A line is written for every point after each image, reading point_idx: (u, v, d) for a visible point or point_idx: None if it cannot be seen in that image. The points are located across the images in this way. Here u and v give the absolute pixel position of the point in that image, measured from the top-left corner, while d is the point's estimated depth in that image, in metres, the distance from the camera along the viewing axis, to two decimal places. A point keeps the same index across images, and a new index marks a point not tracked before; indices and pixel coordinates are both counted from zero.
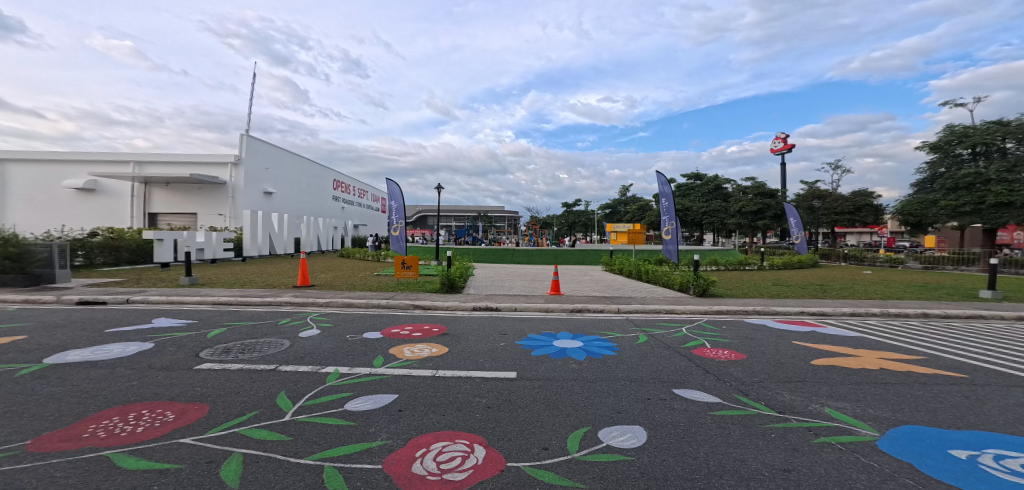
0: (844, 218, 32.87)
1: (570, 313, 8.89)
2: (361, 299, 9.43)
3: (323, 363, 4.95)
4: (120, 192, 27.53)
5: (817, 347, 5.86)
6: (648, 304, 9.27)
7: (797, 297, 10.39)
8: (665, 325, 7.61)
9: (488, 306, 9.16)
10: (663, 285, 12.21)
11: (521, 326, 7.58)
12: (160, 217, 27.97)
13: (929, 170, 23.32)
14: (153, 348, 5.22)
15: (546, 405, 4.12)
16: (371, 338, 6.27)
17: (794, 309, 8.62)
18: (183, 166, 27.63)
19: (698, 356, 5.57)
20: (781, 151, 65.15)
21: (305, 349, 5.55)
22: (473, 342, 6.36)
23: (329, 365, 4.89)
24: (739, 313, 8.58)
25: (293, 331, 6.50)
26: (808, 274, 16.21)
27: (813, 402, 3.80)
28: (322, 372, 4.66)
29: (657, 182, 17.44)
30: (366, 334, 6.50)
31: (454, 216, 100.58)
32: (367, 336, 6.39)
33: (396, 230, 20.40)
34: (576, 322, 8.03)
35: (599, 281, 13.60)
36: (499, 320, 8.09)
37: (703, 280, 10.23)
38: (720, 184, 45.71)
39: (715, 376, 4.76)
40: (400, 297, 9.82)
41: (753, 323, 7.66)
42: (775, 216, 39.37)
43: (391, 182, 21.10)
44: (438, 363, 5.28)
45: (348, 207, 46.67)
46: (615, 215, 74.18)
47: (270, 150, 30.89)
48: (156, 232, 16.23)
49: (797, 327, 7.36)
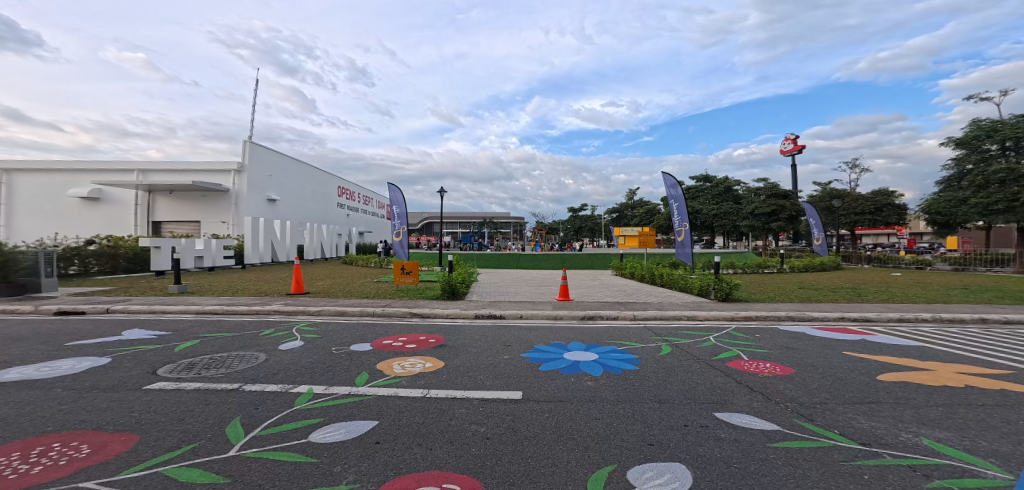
0: (865, 218, 31.51)
1: (581, 320, 8.13)
2: (356, 307, 8.75)
3: (297, 381, 4.27)
4: (125, 200, 27.51)
5: (876, 359, 5.13)
6: (667, 310, 8.46)
7: (832, 302, 9.50)
8: (689, 334, 6.80)
9: (492, 314, 8.43)
10: (681, 289, 11.37)
11: (528, 336, 6.81)
12: (164, 225, 27.78)
13: (955, 167, 22.16)
14: (108, 364, 4.58)
15: (559, 434, 3.38)
16: (360, 351, 5.59)
17: (833, 315, 7.80)
18: (186, 174, 27.51)
19: (737, 371, 4.80)
20: (790, 153, 63.96)
21: (281, 364, 4.86)
22: (473, 355, 5.63)
23: (303, 383, 4.21)
24: (770, 320, 7.77)
25: (273, 342, 5.83)
26: (835, 278, 15.22)
27: (903, 431, 3.23)
28: (293, 392, 3.98)
29: (666, 184, 16.64)
30: (355, 346, 5.82)
31: (459, 222, 100.31)
32: (354, 348, 5.69)
33: (399, 235, 19.84)
34: (588, 331, 7.24)
35: (611, 286, 12.79)
36: (504, 330, 7.32)
37: (726, 284, 9.36)
38: (730, 186, 44.60)
39: (761, 394, 4.02)
40: (397, 305, 9.13)
41: (789, 330, 6.83)
42: (789, 217, 38.25)
43: (393, 187, 20.61)
44: (431, 380, 4.57)
45: (352, 214, 46.43)
46: (622, 219, 72.98)
47: (274, 157, 30.79)
48: (153, 240, 15.85)
49: (842, 335, 6.53)
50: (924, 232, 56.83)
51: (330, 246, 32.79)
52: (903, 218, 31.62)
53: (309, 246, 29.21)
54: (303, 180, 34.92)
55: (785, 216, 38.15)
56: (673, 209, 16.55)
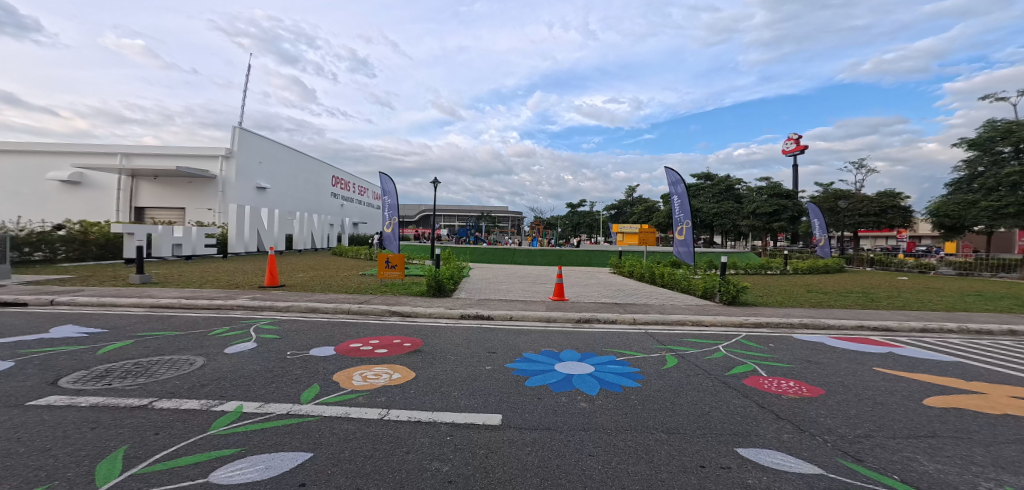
0: (869, 220, 30.91)
1: (576, 324, 7.40)
2: (329, 303, 7.97)
3: (224, 396, 3.56)
4: (107, 185, 26.49)
5: (916, 378, 4.41)
6: (669, 314, 7.75)
7: (845, 307, 8.81)
8: (695, 343, 6.08)
9: (479, 314, 7.67)
10: (683, 291, 10.68)
11: (516, 341, 6.06)
12: (147, 211, 26.82)
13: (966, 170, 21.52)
14: (5, 370, 3.85)
15: (542, 478, 2.63)
16: (319, 356, 4.84)
17: (850, 324, 7.11)
18: (171, 159, 26.50)
19: (756, 390, 4.08)
20: (793, 152, 63.12)
21: (217, 372, 4.12)
22: (450, 366, 4.87)
23: (231, 399, 3.50)
24: (783, 327, 7.07)
25: (220, 344, 5.08)
26: (841, 281, 14.56)
27: (980, 477, 2.50)
28: (216, 411, 3.29)
29: (670, 179, 15.90)
30: (314, 350, 5.08)
31: (457, 216, 99.49)
32: (311, 354, 4.92)
33: (389, 227, 19.03)
34: (582, 337, 6.51)
35: (608, 285, 12.10)
36: (489, 334, 6.55)
37: (733, 287, 8.65)
38: (731, 184, 43.83)
39: (791, 424, 3.29)
40: (375, 302, 8.37)
41: (806, 340, 6.12)
42: (792, 218, 37.80)
43: (385, 177, 19.71)
44: (393, 398, 3.83)
45: (347, 204, 45.44)
46: (621, 216, 72.36)
47: (264, 144, 29.74)
48: (125, 227, 15.15)
49: (867, 346, 5.81)
50: (923, 235, 56.37)
51: (321, 236, 31.89)
52: (908, 221, 30.97)
53: (298, 236, 28.34)
54: (295, 168, 33.92)
55: (787, 216, 37.52)
56: (675, 206, 15.77)
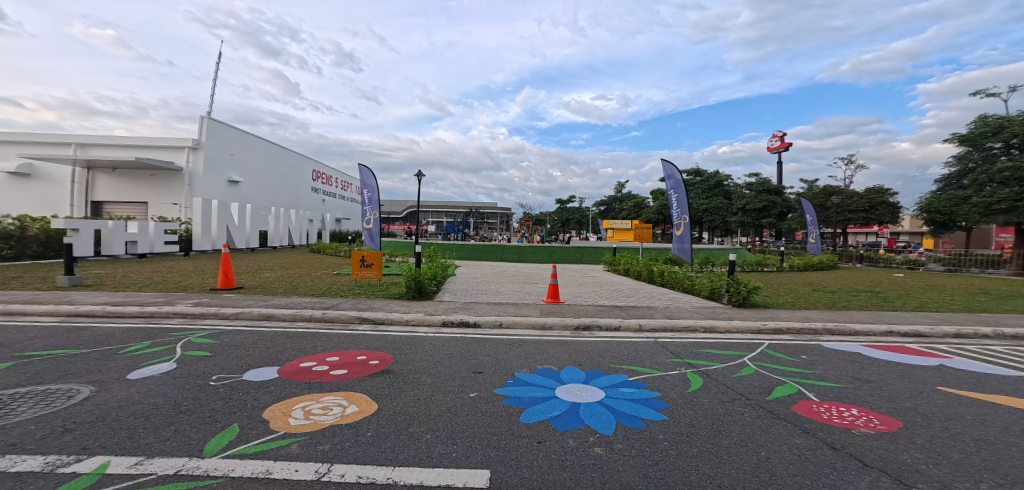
0: (858, 216, 31.09)
1: (573, 332, 6.48)
2: (288, 308, 6.83)
3: (89, 449, 2.51)
4: (59, 177, 24.33)
5: (996, 402, 3.63)
6: (677, 319, 6.90)
7: (862, 309, 8.15)
8: (715, 356, 5.22)
9: (463, 321, 6.65)
10: (685, 290, 9.88)
11: (506, 356, 5.09)
12: (105, 206, 24.73)
13: (958, 166, 21.56)
14: None
15: None
16: (257, 382, 3.77)
17: (879, 329, 6.39)
18: (132, 149, 24.54)
19: (816, 424, 3.21)
20: (778, 150, 63.76)
21: (102, 409, 3.04)
22: (425, 394, 3.88)
23: (97, 454, 2.45)
24: (805, 333, 6.31)
25: (127, 367, 3.97)
26: (841, 278, 14.09)
27: None
28: (63, 472, 2.25)
29: (666, 171, 15.11)
30: (253, 372, 4.01)
31: (444, 212, 98.01)
32: (247, 378, 3.84)
33: (369, 223, 17.76)
34: (584, 349, 5.57)
35: (605, 285, 11.27)
36: (475, 346, 5.56)
37: (745, 288, 7.85)
38: (720, 180, 43.79)
39: (887, 475, 2.42)
40: (344, 306, 7.25)
41: (839, 350, 5.35)
42: (780, 215, 37.89)
43: (364, 169, 18.40)
44: (344, 445, 2.83)
45: (328, 199, 43.63)
46: (610, 212, 72.17)
47: (236, 135, 27.91)
48: (68, 222, 13.55)
49: (913, 358, 5.05)
50: (902, 232, 57.81)
51: (299, 232, 30.24)
52: (897, 217, 31.14)
53: (273, 233, 26.74)
54: (271, 161, 32.08)
55: (775, 212, 37.57)
56: (672, 200, 14.99)
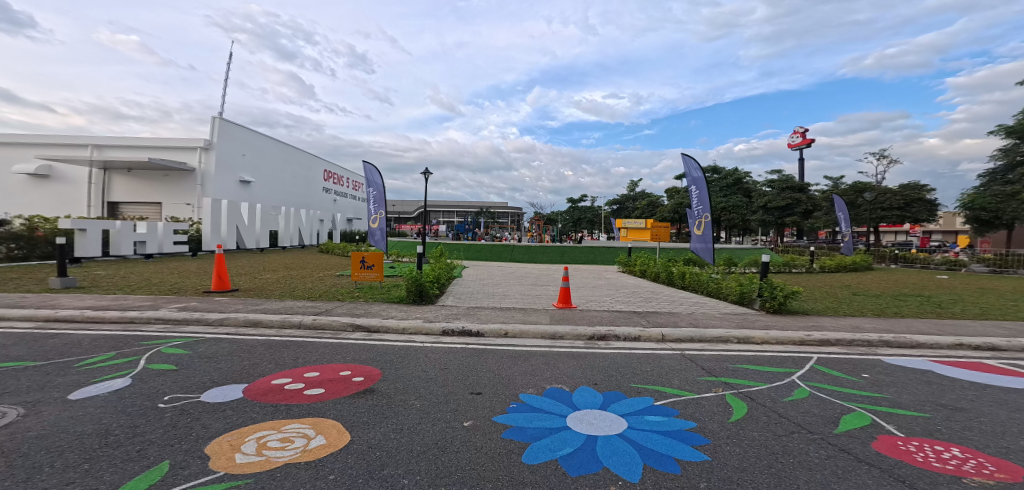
0: (892, 214, 29.42)
1: (588, 342, 5.77)
2: (279, 313, 6.33)
3: None
4: (77, 178, 24.78)
5: None
6: (706, 328, 6.11)
7: (917, 316, 7.20)
8: (757, 373, 4.45)
9: (465, 329, 6.02)
10: (709, 294, 9.06)
11: (509, 373, 4.43)
12: (121, 207, 25.09)
13: (1005, 159, 20.01)
14: None
15: None
16: (214, 404, 3.22)
17: (946, 342, 5.51)
18: (146, 150, 24.80)
19: (911, 470, 2.46)
20: (799, 146, 61.42)
21: (12, 440, 2.51)
22: (409, 423, 3.25)
23: None
24: (859, 347, 5.47)
25: (74, 384, 3.48)
26: (880, 280, 12.98)
27: None
28: None
29: (686, 166, 14.19)
30: (215, 390, 3.47)
31: (455, 212, 97.93)
32: (204, 399, 3.30)
33: (375, 222, 17.34)
34: (601, 364, 4.87)
35: (621, 287, 10.53)
36: (476, 359, 4.92)
37: (781, 293, 6.99)
38: (740, 177, 42.17)
39: None
40: (338, 311, 6.69)
41: (905, 368, 4.52)
42: (805, 213, 36.24)
43: (370, 167, 17.98)
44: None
45: (339, 199, 43.74)
46: (623, 211, 70.81)
47: (248, 135, 28.02)
48: (74, 222, 13.46)
49: (1000, 378, 4.20)
50: (935, 230, 54.88)
51: (309, 233, 30.22)
52: (934, 215, 29.27)
53: (283, 233, 26.72)
54: (282, 162, 32.18)
55: (798, 210, 35.99)
56: (693, 197, 14.09)
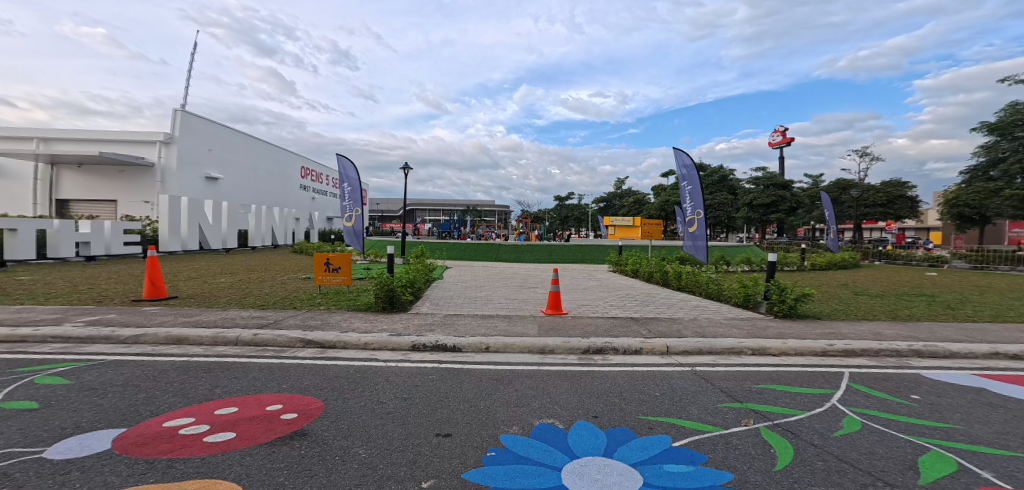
0: (876, 211, 29.99)
1: (581, 357, 4.95)
2: (216, 325, 5.31)
3: None
4: (20, 173, 22.61)
5: None
6: (714, 338, 5.38)
7: (934, 320, 6.67)
8: (787, 394, 3.73)
9: (438, 344, 5.10)
10: (708, 296, 8.40)
11: (490, 404, 3.56)
12: (72, 205, 23.11)
13: (986, 156, 20.27)
14: None
15: None
16: (58, 464, 2.23)
17: (981, 350, 4.94)
18: (100, 144, 22.84)
19: None
20: (780, 145, 62.54)
21: None
22: (344, 485, 2.30)
23: None
24: (889, 358, 4.83)
25: None
26: (875, 278, 12.70)
27: None
28: None
29: (678, 161, 13.56)
30: (68, 442, 2.46)
31: (442, 210, 96.53)
32: (46, 455, 2.30)
33: (349, 220, 16.17)
34: (599, 387, 4.03)
35: (614, 289, 9.84)
36: (449, 384, 4.01)
37: (793, 296, 6.31)
38: (725, 175, 42.32)
39: None
40: (290, 322, 5.71)
41: (954, 387, 3.89)
42: (790, 210, 36.66)
43: (345, 161, 16.81)
44: None
45: (319, 197, 42.02)
46: (610, 209, 70.83)
47: (215, 129, 26.21)
48: (3, 221, 11.95)
49: None
50: (909, 227, 56.63)
51: (283, 232, 28.65)
52: (915, 212, 29.79)
53: (254, 232, 25.16)
54: (254, 157, 30.43)
55: (783, 208, 36.34)
56: (685, 193, 13.47)
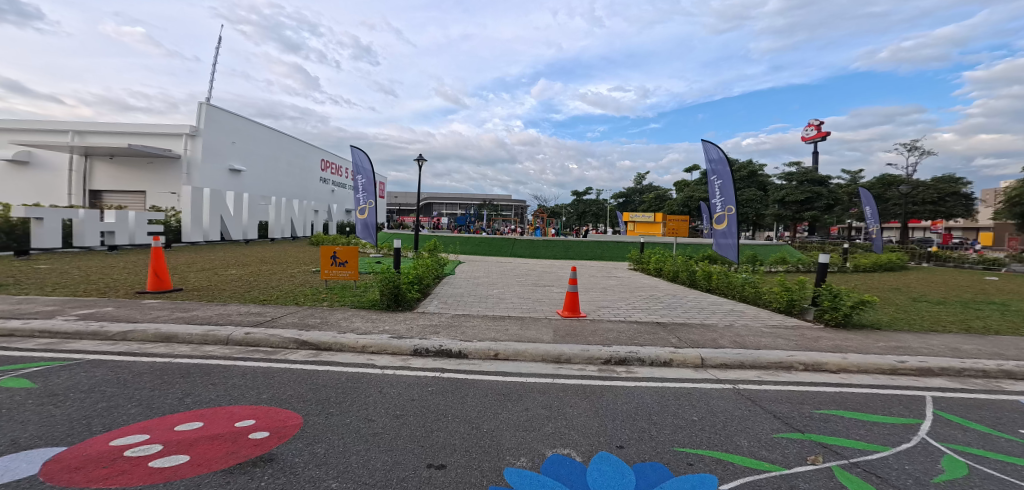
0: (925, 209, 27.88)
1: (601, 369, 4.36)
2: (208, 323, 4.98)
3: None
4: (57, 165, 23.58)
5: None
6: (757, 350, 4.67)
7: (1020, 333, 5.72)
8: (857, 425, 3.03)
9: (441, 349, 4.60)
10: (744, 299, 7.61)
11: (493, 427, 3.02)
12: (103, 195, 23.95)
13: None
14: None
15: None
16: None
17: None
18: (129, 136, 23.51)
19: None
20: (814, 139, 59.10)
21: None
22: None
23: None
24: (976, 379, 4.02)
25: None
26: (931, 282, 11.44)
27: None
28: None
29: (707, 153, 12.60)
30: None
31: (459, 205, 96.80)
32: None
33: (363, 213, 15.95)
34: (624, 408, 3.43)
35: (636, 289, 9.14)
36: (446, 399, 3.49)
37: (849, 303, 5.51)
38: (755, 170, 40.26)
39: None
40: (288, 319, 5.35)
41: None
42: (825, 207, 34.49)
43: (360, 153, 16.58)
44: None
45: (338, 190, 42.50)
46: (630, 204, 69.05)
47: (238, 122, 26.60)
48: (30, 211, 12.24)
49: None
50: (957, 227, 52.55)
51: (302, 224, 28.99)
52: (969, 210, 27.38)
53: (274, 224, 25.50)
54: (275, 150, 30.86)
55: (818, 205, 34.19)
56: (714, 188, 12.52)
